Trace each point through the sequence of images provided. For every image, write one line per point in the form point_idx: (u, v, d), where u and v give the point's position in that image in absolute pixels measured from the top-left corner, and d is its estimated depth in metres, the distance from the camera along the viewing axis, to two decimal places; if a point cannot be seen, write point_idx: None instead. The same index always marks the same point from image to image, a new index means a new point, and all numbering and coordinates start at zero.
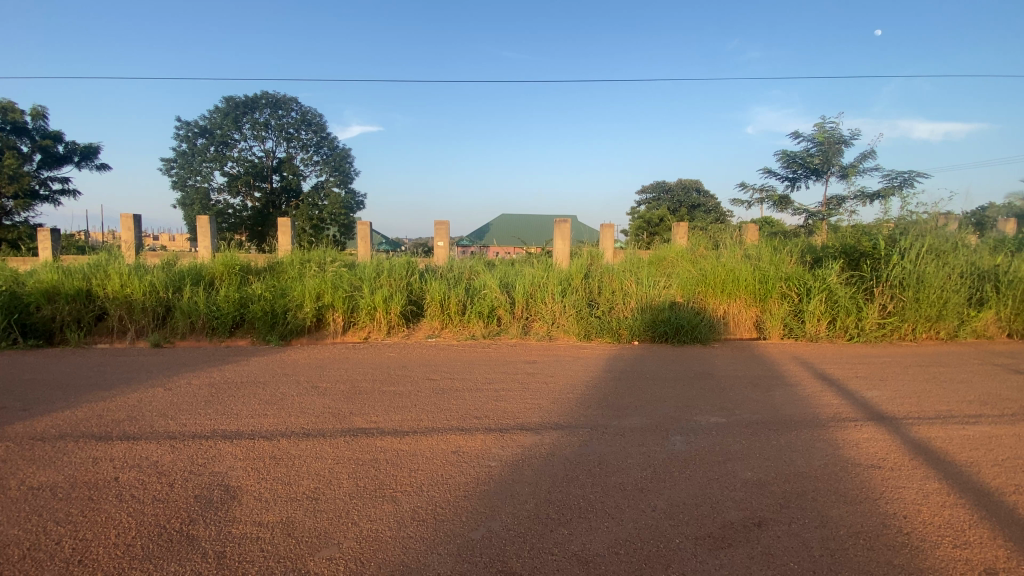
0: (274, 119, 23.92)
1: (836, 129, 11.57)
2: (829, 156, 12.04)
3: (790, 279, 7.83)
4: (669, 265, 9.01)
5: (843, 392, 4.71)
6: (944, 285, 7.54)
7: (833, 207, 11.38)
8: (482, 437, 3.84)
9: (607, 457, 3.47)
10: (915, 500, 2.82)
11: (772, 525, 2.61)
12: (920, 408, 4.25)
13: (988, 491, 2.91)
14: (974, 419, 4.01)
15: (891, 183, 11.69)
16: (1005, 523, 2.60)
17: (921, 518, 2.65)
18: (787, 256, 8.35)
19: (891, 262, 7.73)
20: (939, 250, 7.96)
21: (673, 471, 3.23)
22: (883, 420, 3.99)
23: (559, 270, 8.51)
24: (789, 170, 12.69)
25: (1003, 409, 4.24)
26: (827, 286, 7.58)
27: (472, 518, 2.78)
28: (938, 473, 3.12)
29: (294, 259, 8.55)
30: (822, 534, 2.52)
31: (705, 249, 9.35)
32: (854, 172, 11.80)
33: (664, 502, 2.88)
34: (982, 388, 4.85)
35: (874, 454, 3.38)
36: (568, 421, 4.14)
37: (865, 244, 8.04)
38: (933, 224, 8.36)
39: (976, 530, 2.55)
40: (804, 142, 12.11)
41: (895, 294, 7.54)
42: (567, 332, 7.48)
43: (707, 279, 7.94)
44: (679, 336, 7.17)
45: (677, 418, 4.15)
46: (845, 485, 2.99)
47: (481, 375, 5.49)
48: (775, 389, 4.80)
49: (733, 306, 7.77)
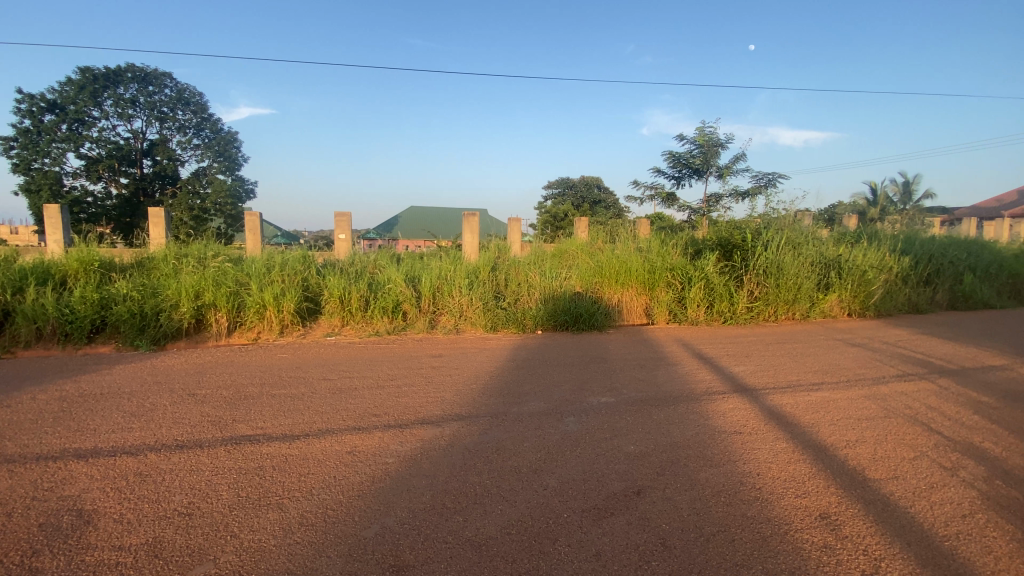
0: (142, 95, 21.09)
1: (714, 133, 12.81)
2: (709, 157, 13.28)
3: (675, 269, 8.53)
4: (571, 257, 9.41)
5: (715, 368, 5.28)
6: (798, 272, 8.72)
7: (713, 204, 12.62)
8: (380, 434, 3.75)
9: (504, 443, 3.58)
10: (766, 458, 3.25)
11: (649, 492, 2.87)
12: (775, 379, 4.91)
13: (821, 446, 3.44)
14: (816, 387, 4.71)
15: (758, 183, 13.23)
16: (832, 470, 3.10)
17: (770, 473, 3.07)
18: (673, 249, 9.11)
19: (756, 252, 8.76)
20: (795, 242, 9.18)
21: (565, 450, 3.42)
22: (745, 391, 4.54)
23: (466, 263, 8.51)
24: (676, 169, 13.83)
25: (838, 377, 5.02)
26: (706, 275, 8.41)
27: (367, 516, 2.72)
28: (785, 434, 3.62)
29: (169, 254, 7.67)
30: (691, 496, 2.82)
31: (603, 242, 9.91)
32: (728, 172, 13.17)
33: (555, 480, 3.03)
34: (825, 360, 5.70)
35: (737, 422, 3.84)
36: (469, 412, 4.19)
37: (736, 237, 9.00)
38: (789, 220, 9.61)
39: (811, 479, 3.00)
40: (687, 144, 13.27)
41: (761, 281, 8.57)
42: (474, 324, 7.54)
43: (604, 270, 8.40)
44: (579, 324, 7.56)
45: (572, 400, 4.38)
46: (711, 450, 3.37)
47: (383, 371, 5.36)
48: (658, 369, 5.26)
49: (627, 295, 8.33)
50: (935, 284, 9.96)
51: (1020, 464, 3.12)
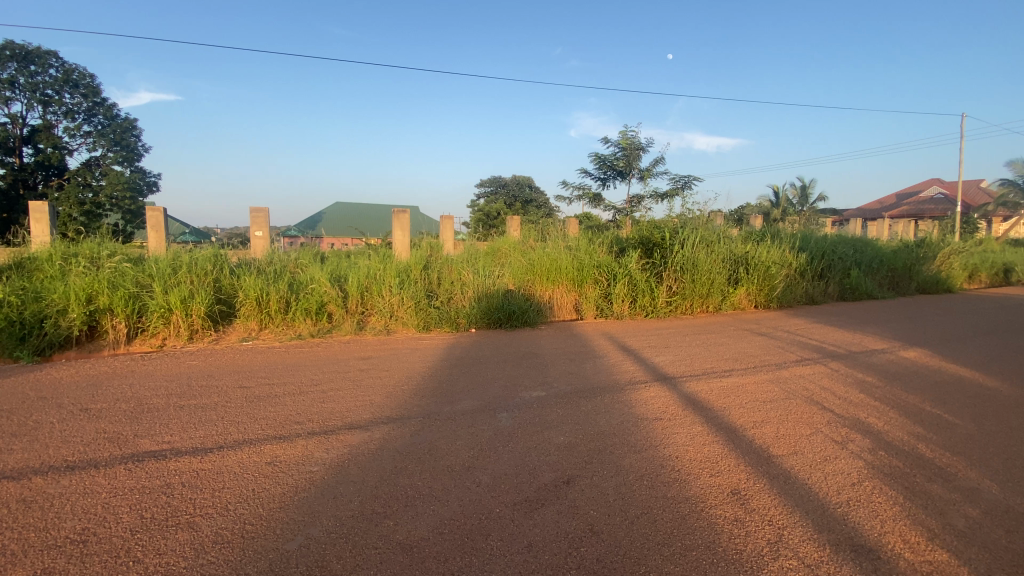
0: (20, 74, 18.51)
1: (636, 137, 13.45)
2: (631, 160, 13.93)
3: (602, 266, 8.87)
4: (504, 255, 9.47)
5: (639, 359, 5.56)
6: (712, 268, 9.39)
7: (636, 204, 13.27)
8: (304, 442, 3.58)
9: (436, 443, 3.55)
10: (684, 441, 3.48)
11: (578, 481, 2.97)
12: (692, 368, 5.26)
13: (732, 427, 3.74)
14: (727, 373, 5.11)
15: (676, 185, 14.07)
16: (741, 449, 3.37)
17: (688, 456, 3.29)
18: (600, 247, 9.46)
19: (675, 250, 9.33)
20: (709, 240, 9.88)
21: (497, 446, 3.46)
22: (666, 380, 4.83)
23: (396, 261, 8.31)
24: (601, 171, 14.36)
25: (746, 363, 5.48)
26: (630, 272, 8.82)
27: (290, 528, 2.59)
28: (701, 418, 3.90)
29: (54, 253, 6.80)
30: (617, 482, 2.95)
31: (534, 240, 10.08)
32: (649, 175, 13.90)
33: (488, 476, 3.06)
34: (735, 348, 6.20)
35: (658, 409, 4.08)
36: (399, 414, 4.10)
37: (656, 236, 9.52)
38: (704, 220, 10.31)
39: (723, 458, 3.25)
40: (612, 146, 13.83)
41: (680, 277, 9.13)
42: (405, 324, 7.39)
43: (535, 267, 8.54)
44: (512, 321, 7.65)
45: (504, 396, 4.43)
46: (635, 437, 3.55)
47: (307, 376, 5.12)
48: (587, 362, 5.45)
49: (558, 292, 8.54)
50: (828, 277, 11.12)
51: (895, 434, 3.56)
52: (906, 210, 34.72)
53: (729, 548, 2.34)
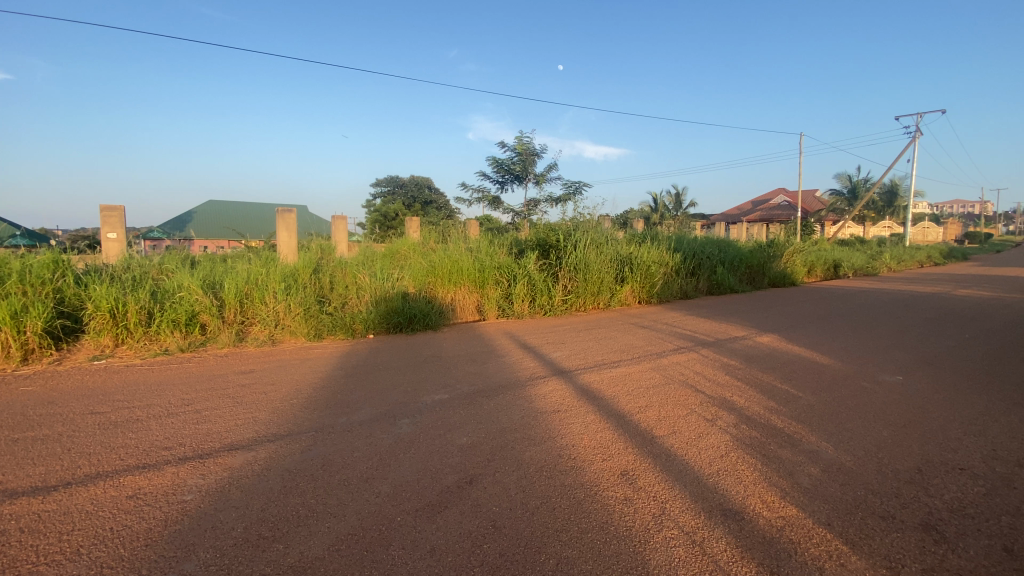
0: None
1: (531, 143, 13.92)
2: (527, 165, 14.39)
3: (502, 267, 9.04)
4: (403, 257, 9.24)
5: (537, 356, 5.76)
6: (602, 268, 10.03)
7: (532, 207, 13.74)
8: (175, 469, 3.19)
9: (332, 457, 3.36)
10: (580, 431, 3.67)
11: (481, 479, 2.99)
12: (585, 361, 5.57)
13: (621, 414, 4.02)
14: (616, 364, 5.49)
15: (569, 190, 14.80)
16: (629, 433, 3.65)
17: (583, 444, 3.47)
18: (499, 249, 9.64)
19: (569, 251, 9.80)
20: (598, 242, 10.53)
21: (398, 453, 3.37)
22: (562, 374, 5.05)
23: (282, 265, 7.72)
24: (499, 174, 14.65)
25: (632, 354, 5.94)
26: (528, 273, 9.10)
27: (160, 566, 2.29)
28: (594, 408, 4.14)
29: None
30: (518, 476, 3.02)
31: (434, 242, 9.97)
32: (544, 179, 14.45)
33: (388, 485, 2.97)
34: (623, 341, 6.69)
35: (556, 402, 4.26)
36: (289, 430, 3.82)
37: (551, 238, 9.94)
38: (594, 223, 10.98)
39: (614, 443, 3.48)
40: (508, 151, 14.16)
41: (574, 277, 9.61)
42: (294, 333, 6.89)
43: (435, 269, 8.44)
44: (412, 325, 7.49)
45: (405, 401, 4.33)
46: (535, 431, 3.67)
47: (178, 396, 4.56)
48: (488, 362, 5.52)
49: (460, 293, 8.51)
50: (700, 274, 12.44)
51: (754, 409, 4.09)
52: (760, 215, 40.01)
53: (620, 526, 2.52)
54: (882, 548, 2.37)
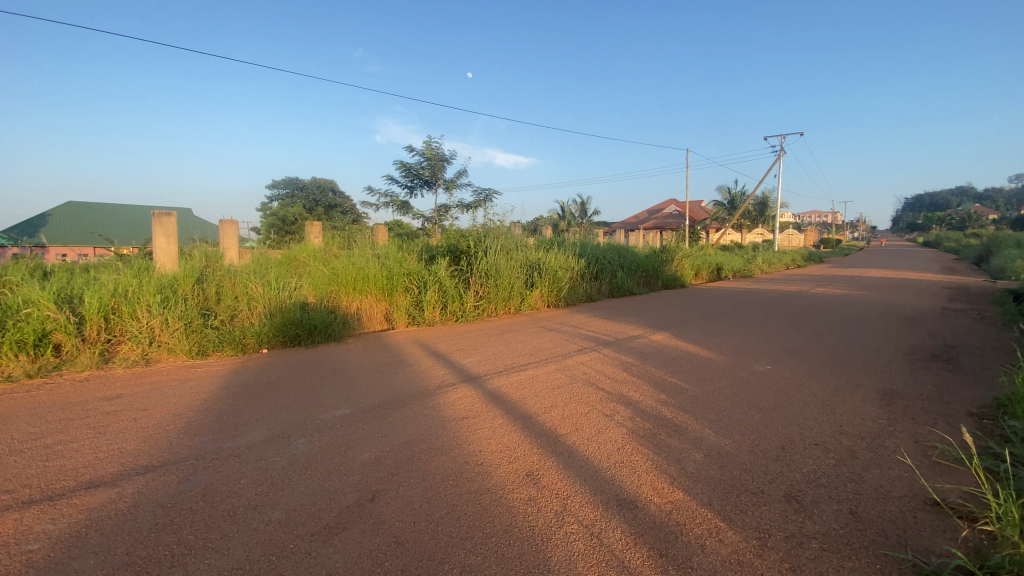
0: None
1: (440, 148, 13.83)
2: (436, 171, 14.26)
3: (411, 274, 8.85)
4: (302, 265, 8.67)
5: (446, 363, 5.70)
6: (511, 274, 10.18)
7: (443, 213, 13.64)
8: (15, 516, 2.70)
9: (214, 485, 3.04)
10: (487, 436, 3.67)
11: (383, 495, 2.87)
12: (494, 366, 5.61)
13: (528, 416, 4.10)
14: (524, 367, 5.59)
15: (479, 196, 14.90)
16: (535, 434, 3.73)
17: (490, 449, 3.47)
18: (408, 255, 9.43)
19: (479, 257, 9.84)
20: (508, 248, 10.69)
21: (292, 476, 3.14)
22: (471, 380, 5.04)
23: (158, 275, 6.88)
24: (408, 179, 14.35)
25: (540, 357, 6.09)
26: (438, 279, 8.99)
27: None
28: (501, 412, 4.17)
29: None
30: (423, 487, 2.94)
31: (338, 249, 9.50)
32: (454, 185, 14.41)
33: (280, 511, 2.75)
34: (532, 344, 6.84)
35: (464, 409, 4.23)
36: (164, 459, 3.41)
37: (462, 244, 9.92)
38: (504, 229, 11.14)
39: (520, 445, 3.53)
40: (416, 156, 13.94)
41: (485, 283, 9.66)
42: (172, 351, 6.16)
43: (338, 277, 8.02)
44: (312, 337, 7.04)
45: (302, 419, 4.05)
46: (441, 440, 3.60)
47: (20, 430, 3.87)
48: (395, 372, 5.35)
49: (366, 301, 8.17)
50: (603, 278, 13.12)
51: (648, 403, 4.39)
52: (656, 223, 43.28)
53: (523, 527, 2.56)
54: (753, 521, 2.64)
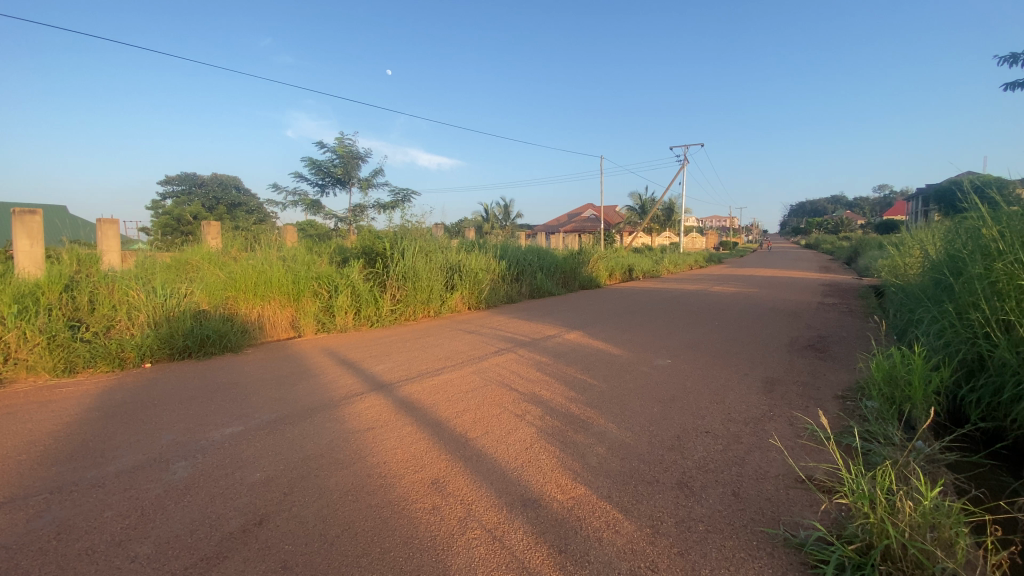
0: None
1: (353, 146, 13.31)
2: (349, 169, 13.72)
3: (321, 278, 8.41)
4: (195, 268, 7.91)
5: (356, 371, 5.46)
6: (430, 276, 9.99)
7: (357, 214, 13.12)
8: None
9: (70, 522, 2.66)
10: (393, 446, 3.54)
11: (273, 517, 2.67)
12: (407, 371, 5.46)
13: (437, 421, 4.02)
14: (438, 371, 5.50)
15: (396, 196, 14.53)
16: (444, 440, 3.66)
17: (394, 459, 3.35)
18: (318, 259, 8.96)
19: (396, 259, 9.56)
20: (427, 250, 10.48)
21: (168, 504, 2.82)
22: (381, 388, 4.86)
23: (13, 281, 5.95)
24: (318, 177, 13.64)
25: (455, 360, 6.02)
26: (351, 283, 8.61)
27: None
28: (410, 419, 4.06)
29: None
30: (318, 506, 2.77)
31: (238, 251, 8.80)
32: (369, 185, 13.92)
33: (150, 545, 2.46)
34: (448, 348, 6.74)
35: (370, 418, 4.06)
36: (8, 495, 2.92)
37: (377, 246, 9.60)
38: (422, 230, 10.92)
39: (427, 453, 3.44)
40: (327, 153, 13.31)
41: (401, 286, 9.40)
42: (32, 369, 5.35)
43: (236, 282, 7.38)
44: (205, 349, 6.44)
45: (185, 440, 3.67)
46: (343, 453, 3.42)
47: None
48: (298, 383, 5.02)
49: (269, 308, 7.62)
50: (523, 280, 13.30)
51: (558, 401, 4.49)
52: (576, 226, 44.82)
53: (424, 538, 2.48)
54: (648, 509, 2.78)
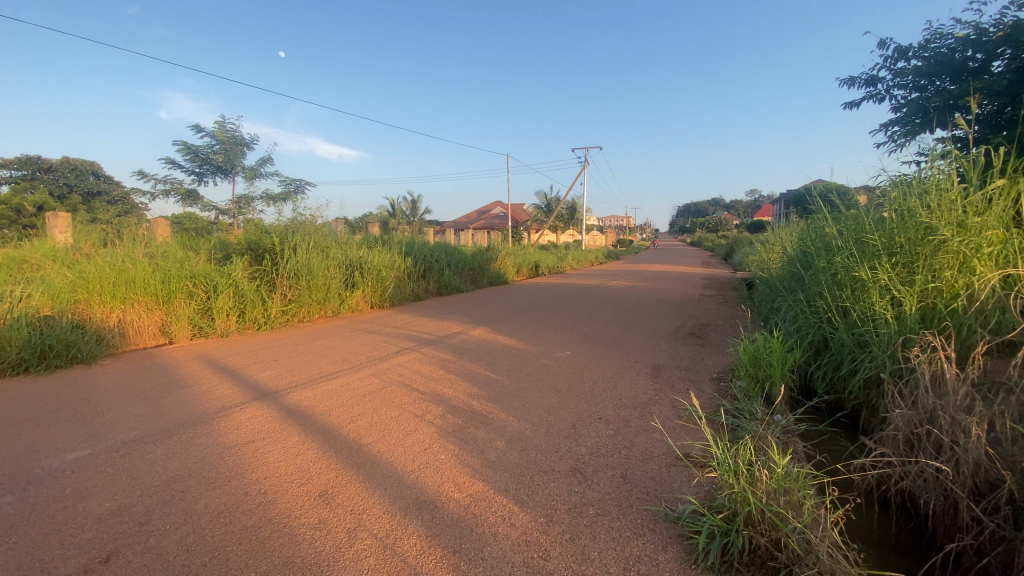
0: None
1: (234, 131, 12.16)
2: (231, 156, 12.52)
3: (196, 276, 7.56)
4: (32, 267, 6.71)
5: (237, 379, 4.97)
6: (326, 273, 9.39)
7: (243, 206, 12.01)
8: None
9: None
10: (276, 459, 3.27)
11: (124, 552, 2.33)
12: (297, 377, 5.08)
13: (329, 429, 3.78)
14: (332, 375, 5.19)
15: (287, 187, 13.54)
16: (334, 448, 3.45)
17: (277, 473, 3.09)
18: (194, 256, 8.04)
19: (286, 256, 8.87)
20: (323, 246, 9.86)
21: None
22: (266, 397, 4.48)
23: None
24: (194, 164, 12.26)
25: (352, 362, 5.73)
26: (234, 281, 7.83)
27: None
28: (298, 428, 3.78)
29: None
30: (183, 532, 2.47)
31: (92, 246, 7.62)
32: (255, 174, 12.79)
33: None
34: (345, 349, 6.39)
35: (251, 430, 3.72)
36: None
37: (265, 241, 8.86)
38: (316, 224, 10.24)
39: (317, 464, 3.22)
40: (204, 137, 12.03)
41: (294, 284, 8.74)
42: None
43: (87, 282, 6.37)
44: (46, 362, 5.48)
45: (11, 471, 3.08)
46: (216, 471, 3.09)
47: None
48: (165, 396, 4.46)
49: (132, 311, 6.69)
50: (428, 277, 13.04)
51: (459, 398, 4.45)
52: (485, 223, 45.07)
53: (308, 555, 2.31)
54: (542, 499, 2.84)
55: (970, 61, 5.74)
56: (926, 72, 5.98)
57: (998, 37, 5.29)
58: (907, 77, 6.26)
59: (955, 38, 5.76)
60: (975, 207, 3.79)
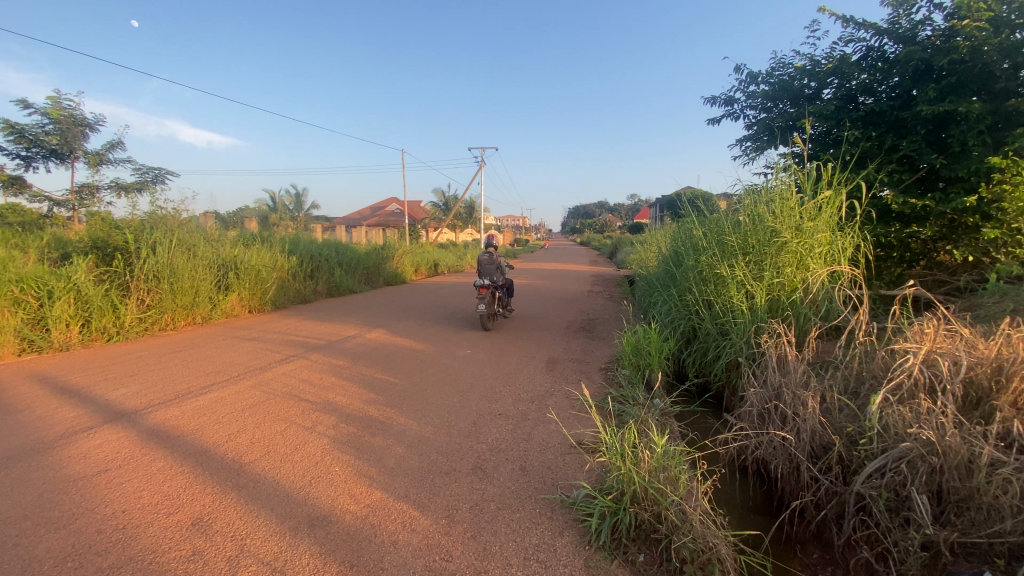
0: None
1: (73, 109, 10.35)
2: (68, 138, 10.64)
3: (23, 280, 6.32)
4: None
5: (82, 401, 4.25)
6: (194, 275, 8.35)
7: (85, 197, 10.26)
8: None
9: None
10: (136, 488, 2.86)
11: None
12: (160, 394, 4.48)
13: (203, 449, 3.39)
14: (205, 390, 4.65)
15: (143, 177, 11.85)
16: (210, 470, 3.11)
17: (139, 504, 2.71)
18: (16, 256, 6.70)
19: (143, 256, 7.76)
20: (189, 243, 8.76)
21: None
22: (122, 418, 3.89)
23: None
24: (16, 146, 10.22)
25: (229, 374, 5.20)
26: (75, 286, 6.67)
27: None
28: (164, 451, 3.34)
29: None
30: None
31: None
32: (100, 160, 11.00)
33: None
34: (220, 360, 5.77)
35: (104, 458, 3.21)
36: None
37: (116, 239, 7.68)
38: (179, 219, 9.06)
39: (188, 489, 2.87)
40: (30, 114, 10.06)
41: (154, 287, 7.67)
42: None
43: None
44: None
45: None
46: (57, 510, 2.62)
47: None
48: None
49: None
50: (317, 278, 12.25)
51: (353, 405, 4.26)
52: (378, 220, 43.44)
53: None
54: (444, 500, 2.83)
55: (804, 88, 6.77)
56: (772, 96, 6.95)
57: (828, 68, 6.31)
58: (758, 98, 7.22)
59: (795, 68, 6.77)
60: (808, 213, 4.48)
